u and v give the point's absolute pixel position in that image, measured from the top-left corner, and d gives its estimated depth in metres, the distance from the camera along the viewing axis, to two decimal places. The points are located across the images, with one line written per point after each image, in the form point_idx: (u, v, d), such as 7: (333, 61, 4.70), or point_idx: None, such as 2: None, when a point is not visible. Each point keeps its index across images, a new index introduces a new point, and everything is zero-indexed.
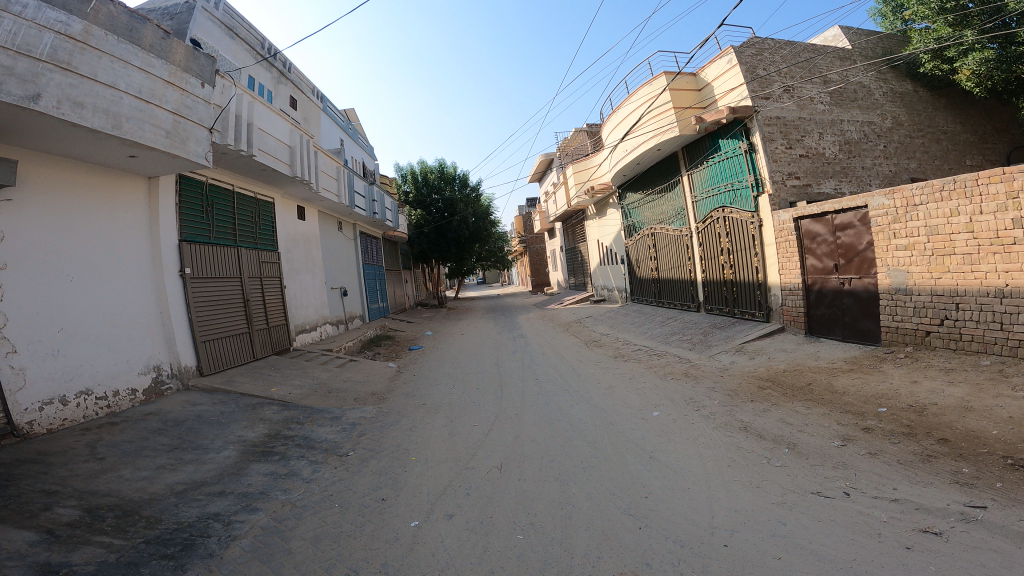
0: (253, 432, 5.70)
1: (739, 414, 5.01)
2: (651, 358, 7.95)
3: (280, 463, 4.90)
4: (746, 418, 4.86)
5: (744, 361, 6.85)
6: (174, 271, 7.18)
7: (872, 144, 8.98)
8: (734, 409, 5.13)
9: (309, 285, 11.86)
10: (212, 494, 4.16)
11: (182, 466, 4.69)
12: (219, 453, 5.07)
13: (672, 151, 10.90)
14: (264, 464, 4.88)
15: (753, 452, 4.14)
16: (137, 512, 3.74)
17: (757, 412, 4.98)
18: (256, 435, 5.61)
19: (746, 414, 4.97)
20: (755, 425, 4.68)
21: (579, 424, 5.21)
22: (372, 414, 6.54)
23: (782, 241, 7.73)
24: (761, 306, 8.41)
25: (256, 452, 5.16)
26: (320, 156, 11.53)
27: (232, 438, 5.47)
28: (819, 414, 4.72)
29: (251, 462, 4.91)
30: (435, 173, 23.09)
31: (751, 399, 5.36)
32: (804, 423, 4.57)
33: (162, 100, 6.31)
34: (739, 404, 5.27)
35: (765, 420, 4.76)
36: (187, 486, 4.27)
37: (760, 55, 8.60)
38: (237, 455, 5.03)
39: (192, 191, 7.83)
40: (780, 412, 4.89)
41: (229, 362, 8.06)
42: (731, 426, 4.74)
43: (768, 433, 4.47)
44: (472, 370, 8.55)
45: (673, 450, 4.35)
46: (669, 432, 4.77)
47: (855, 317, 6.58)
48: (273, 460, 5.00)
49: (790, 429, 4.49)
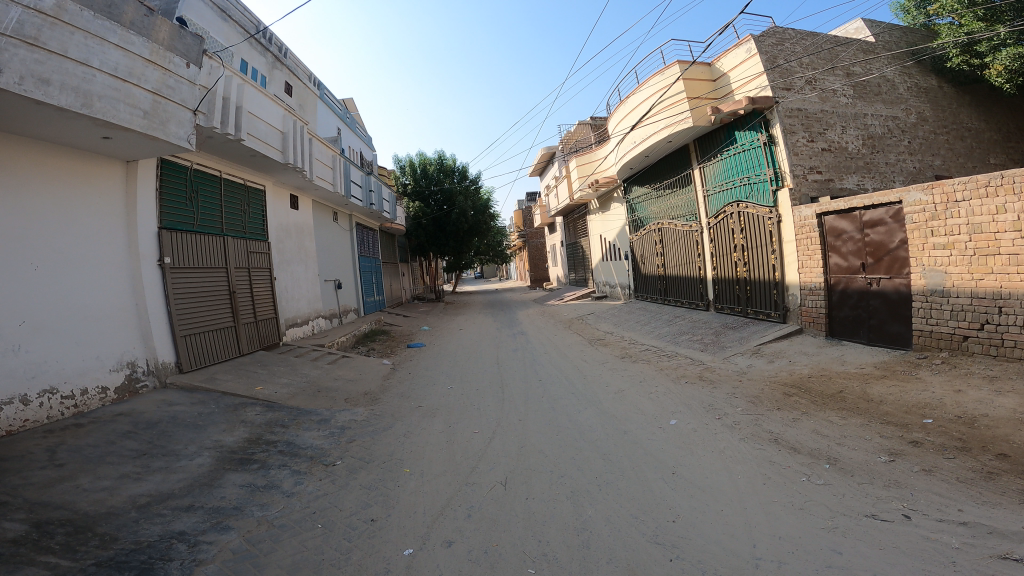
0: (232, 437, 5.25)
1: (766, 423, 4.58)
2: (662, 360, 7.51)
3: (259, 473, 4.46)
4: (775, 429, 4.43)
5: (762, 364, 6.42)
6: (153, 260, 6.70)
7: (896, 139, 8.58)
8: (760, 419, 4.69)
9: (302, 277, 11.37)
10: (178, 509, 3.72)
11: (149, 475, 4.25)
12: (192, 460, 4.62)
13: (683, 144, 10.45)
14: (241, 473, 4.44)
15: (789, 468, 3.71)
16: (91, 528, 3.30)
17: (787, 422, 4.55)
18: (235, 440, 5.16)
19: (774, 424, 4.54)
20: (787, 436, 4.26)
21: (590, 433, 4.78)
22: (365, 417, 6.08)
23: (803, 238, 7.29)
24: (776, 306, 7.96)
25: (234, 460, 4.71)
26: (316, 144, 11.02)
27: (209, 443, 5.02)
28: (857, 425, 4.29)
29: (227, 472, 4.46)
30: (434, 164, 22.52)
31: (778, 408, 4.92)
32: (842, 435, 4.15)
33: (142, 79, 5.81)
34: (765, 412, 4.84)
35: (797, 430, 4.34)
36: (152, 499, 3.84)
37: (781, 45, 8.20)
38: (211, 463, 4.59)
39: (175, 176, 7.33)
40: (812, 423, 4.46)
41: (213, 358, 7.59)
42: (759, 437, 4.31)
43: (803, 446, 4.04)
44: (472, 370, 8.10)
45: (697, 465, 3.92)
46: (690, 444, 4.33)
47: (882, 320, 6.16)
48: (251, 469, 4.55)
49: (827, 442, 4.06)
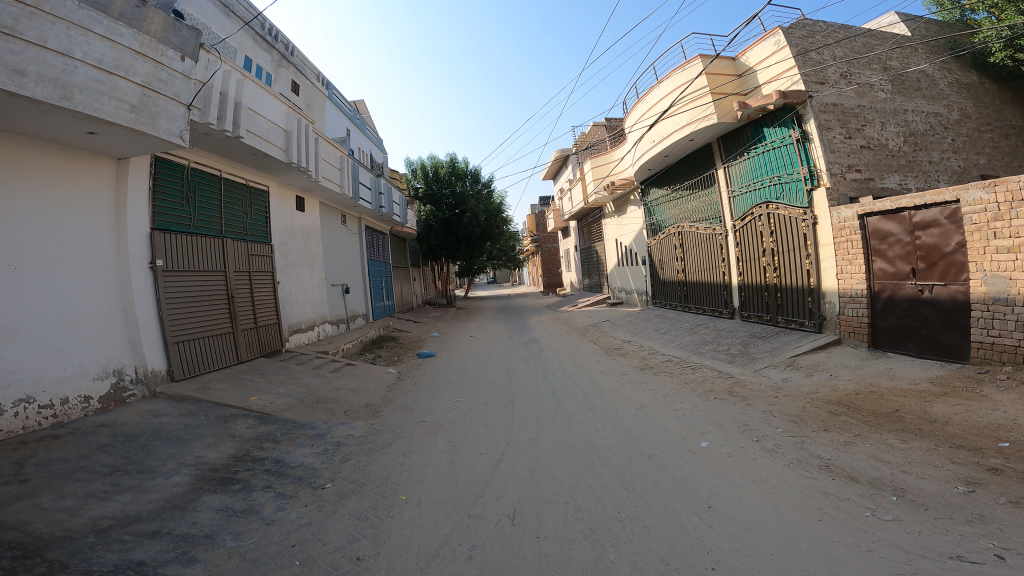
0: (216, 453, 4.82)
1: (812, 447, 4.03)
2: (685, 372, 6.95)
3: (239, 495, 4.02)
4: (825, 454, 3.88)
5: (799, 379, 5.84)
6: (143, 262, 6.33)
7: (939, 136, 7.98)
8: (806, 441, 4.14)
9: (307, 282, 10.99)
10: (142, 535, 3.28)
11: (117, 495, 3.83)
12: (168, 479, 4.21)
13: (705, 142, 9.90)
14: (219, 495, 4.01)
15: (847, 501, 3.20)
16: (41, 554, 2.89)
17: (837, 446, 4.00)
18: (219, 457, 4.74)
19: (822, 448, 3.99)
20: (840, 463, 3.72)
21: (611, 457, 4.26)
22: (363, 433, 5.63)
23: (843, 241, 6.69)
24: (811, 314, 7.34)
25: (214, 479, 4.29)
26: (322, 143, 10.66)
27: (190, 459, 4.61)
28: (922, 450, 3.75)
29: (204, 493, 4.03)
30: (446, 167, 22.15)
31: (825, 428, 4.36)
32: (906, 462, 3.62)
33: (130, 71, 5.46)
34: (811, 434, 4.27)
35: (851, 456, 3.80)
36: (115, 522, 3.42)
37: (811, 38, 7.69)
38: (188, 483, 4.17)
39: (170, 174, 6.97)
40: (868, 447, 3.91)
41: (208, 365, 7.20)
42: (807, 463, 3.77)
43: (862, 475, 3.51)
44: (482, 380, 7.61)
45: (736, 497, 3.39)
46: (726, 471, 3.80)
47: (935, 330, 5.58)
48: (231, 490, 4.12)
49: (889, 470, 3.53)
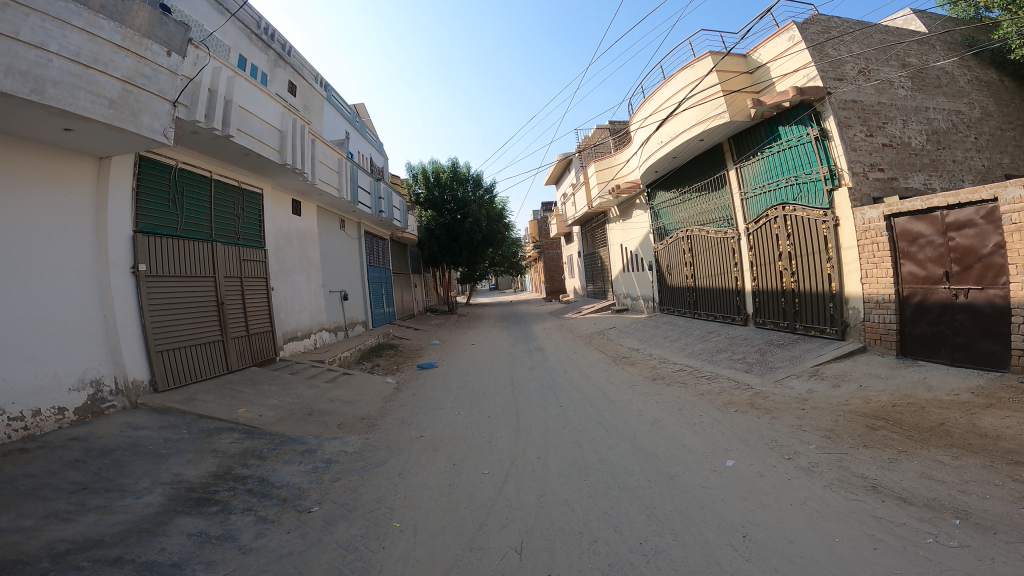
0: (195, 470, 4.45)
1: (852, 466, 3.67)
2: (700, 383, 6.55)
3: (216, 519, 3.65)
4: (869, 473, 3.53)
5: (825, 390, 5.45)
6: (125, 267, 5.99)
7: (962, 135, 7.62)
8: (845, 459, 3.78)
9: (303, 288, 10.63)
10: (104, 562, 2.91)
11: (82, 515, 3.46)
12: (140, 499, 3.84)
13: (716, 142, 9.56)
14: (195, 518, 3.64)
15: (904, 527, 2.85)
16: None
17: (881, 464, 3.64)
18: (198, 475, 4.37)
19: (865, 466, 3.63)
20: (887, 484, 3.37)
21: (628, 478, 3.87)
22: (357, 449, 5.25)
23: (868, 244, 6.31)
24: (832, 321, 6.95)
25: (190, 500, 3.92)
26: (319, 145, 10.34)
27: (166, 477, 4.24)
28: (978, 468, 3.41)
29: (178, 515, 3.65)
30: (448, 172, 21.85)
31: (864, 444, 3.99)
32: (963, 481, 3.28)
33: (110, 65, 5.15)
34: (850, 451, 3.90)
35: (899, 475, 3.45)
36: (76, 545, 3.05)
37: (827, 33, 7.35)
38: (161, 503, 3.80)
39: (157, 175, 6.64)
40: (917, 465, 3.56)
41: (195, 375, 6.82)
42: (851, 484, 3.42)
43: (916, 497, 3.17)
44: (485, 392, 7.22)
45: (773, 524, 3.01)
46: (759, 494, 3.43)
47: (972, 337, 5.21)
48: (208, 512, 3.75)
49: (947, 490, 3.20)
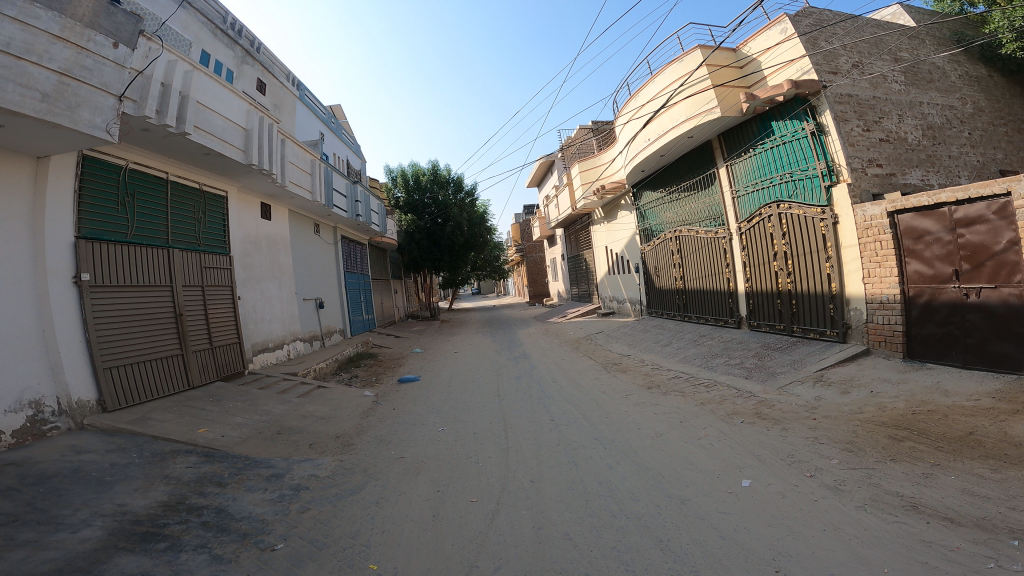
0: (143, 500, 3.90)
1: (884, 483, 3.39)
2: (698, 391, 6.19)
3: (165, 557, 3.14)
4: (904, 490, 3.25)
5: (834, 396, 5.14)
6: (66, 276, 5.41)
7: (956, 130, 7.46)
8: (875, 476, 3.48)
9: (274, 297, 10.05)
10: None
11: (4, 553, 2.94)
12: (75, 533, 3.30)
13: (705, 140, 9.29)
14: (141, 555, 3.13)
15: (959, 552, 2.53)
16: None
17: (916, 480, 3.37)
18: (146, 505, 3.84)
19: (899, 484, 3.35)
20: (928, 502, 3.09)
21: (634, 505, 3.47)
22: (331, 473, 4.76)
23: (870, 242, 6.05)
24: (833, 323, 6.67)
25: (136, 534, 3.40)
26: (290, 145, 9.80)
27: (108, 508, 3.70)
28: (1022, 482, 3.13)
29: (117, 553, 3.13)
30: (428, 174, 21.38)
31: (893, 458, 3.71)
32: (1009, 496, 3.00)
33: (44, 56, 4.61)
34: (878, 466, 3.62)
35: (938, 492, 3.18)
36: None
37: (820, 26, 7.12)
38: (102, 538, 3.28)
39: (103, 175, 6.06)
40: (956, 480, 3.30)
41: (150, 393, 6.24)
42: (887, 504, 3.12)
43: (962, 516, 2.88)
44: (472, 406, 6.79)
45: (809, 553, 2.64)
46: (785, 519, 3.06)
47: (984, 338, 4.97)
48: (157, 549, 3.24)
49: (995, 508, 2.91)
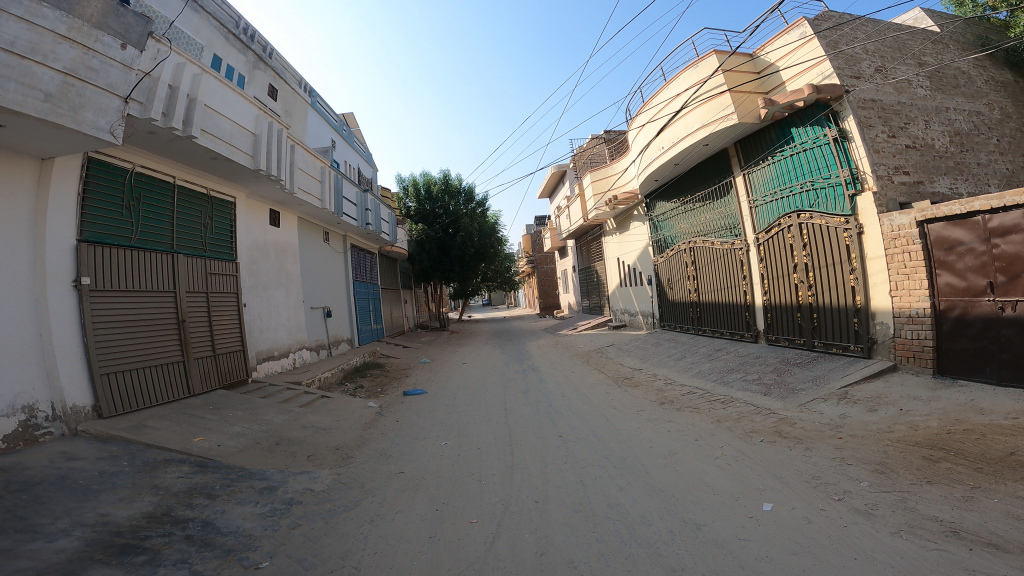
0: (128, 510, 3.72)
1: (920, 507, 3.13)
2: (714, 407, 5.91)
3: (145, 572, 2.96)
4: (943, 516, 3.00)
5: (860, 415, 4.84)
6: (65, 280, 5.32)
7: (984, 137, 7.16)
8: (910, 500, 3.22)
9: (280, 304, 9.93)
10: None
11: None
12: (53, 543, 3.13)
13: (721, 148, 9.07)
14: (120, 569, 2.95)
15: None
16: None
17: (955, 504, 3.12)
18: (131, 516, 3.65)
19: (937, 508, 3.10)
20: (970, 528, 2.84)
21: (646, 530, 3.21)
22: (328, 485, 4.56)
23: (897, 253, 5.76)
24: (857, 338, 6.36)
25: (117, 546, 3.22)
26: (299, 151, 9.75)
27: (91, 518, 3.52)
28: None
29: (94, 565, 2.95)
30: (439, 184, 21.34)
31: (929, 480, 3.45)
32: None
33: (49, 55, 4.54)
34: (913, 489, 3.35)
35: (981, 517, 2.93)
36: None
37: (840, 30, 6.89)
38: (80, 549, 3.10)
39: (108, 178, 5.99)
40: (999, 503, 3.05)
41: (149, 400, 6.10)
42: (925, 530, 2.87)
43: (1010, 543, 2.64)
44: (477, 418, 6.56)
45: None
46: (812, 547, 2.80)
47: (1021, 354, 4.66)
48: (138, 562, 3.05)
49: None
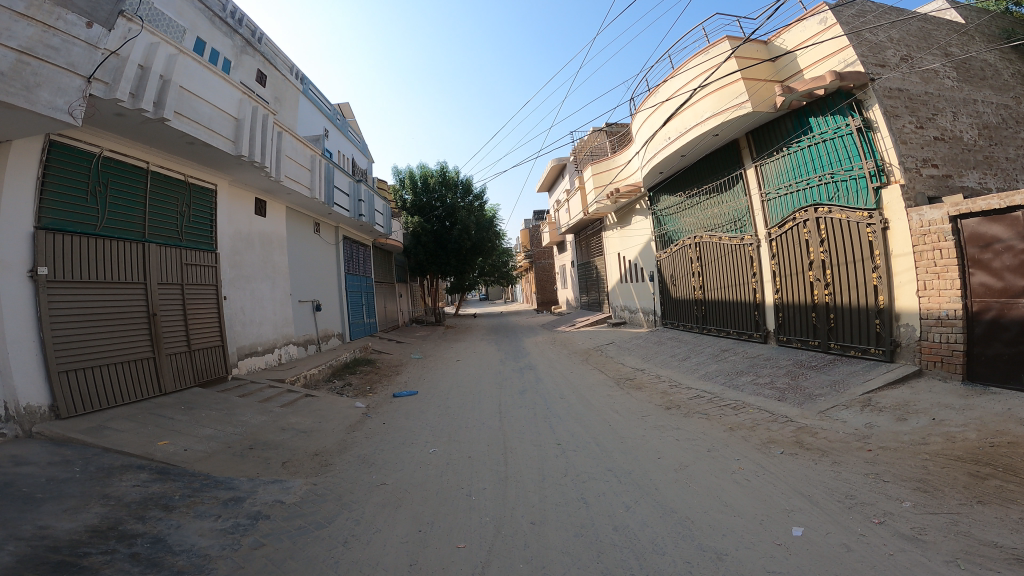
0: (69, 523, 3.27)
1: (975, 532, 2.71)
2: (725, 413, 5.48)
3: None
4: (1004, 541, 2.58)
5: (887, 424, 4.43)
6: (20, 270, 4.85)
7: (1012, 131, 6.74)
8: (964, 524, 2.79)
9: (266, 297, 9.47)
10: None
11: None
12: None
13: (732, 139, 8.63)
14: None
15: None
16: None
17: (1013, 527, 2.71)
18: (73, 529, 3.20)
19: (994, 532, 2.68)
20: None
21: (659, 560, 2.77)
22: (302, 497, 4.12)
23: (927, 250, 5.34)
24: (878, 340, 5.94)
25: (46, 565, 2.76)
26: (287, 138, 9.26)
27: (26, 531, 3.06)
28: None
29: None
30: (436, 176, 20.84)
31: (980, 500, 3.04)
32: None
33: (3, 32, 4.07)
34: (963, 510, 2.93)
35: None
36: None
37: (863, 17, 6.45)
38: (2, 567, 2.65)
39: (72, 160, 5.51)
40: None
41: (115, 399, 5.65)
42: (985, 558, 2.45)
43: None
44: (470, 422, 6.12)
45: None
46: None
47: None
48: None
49: None
